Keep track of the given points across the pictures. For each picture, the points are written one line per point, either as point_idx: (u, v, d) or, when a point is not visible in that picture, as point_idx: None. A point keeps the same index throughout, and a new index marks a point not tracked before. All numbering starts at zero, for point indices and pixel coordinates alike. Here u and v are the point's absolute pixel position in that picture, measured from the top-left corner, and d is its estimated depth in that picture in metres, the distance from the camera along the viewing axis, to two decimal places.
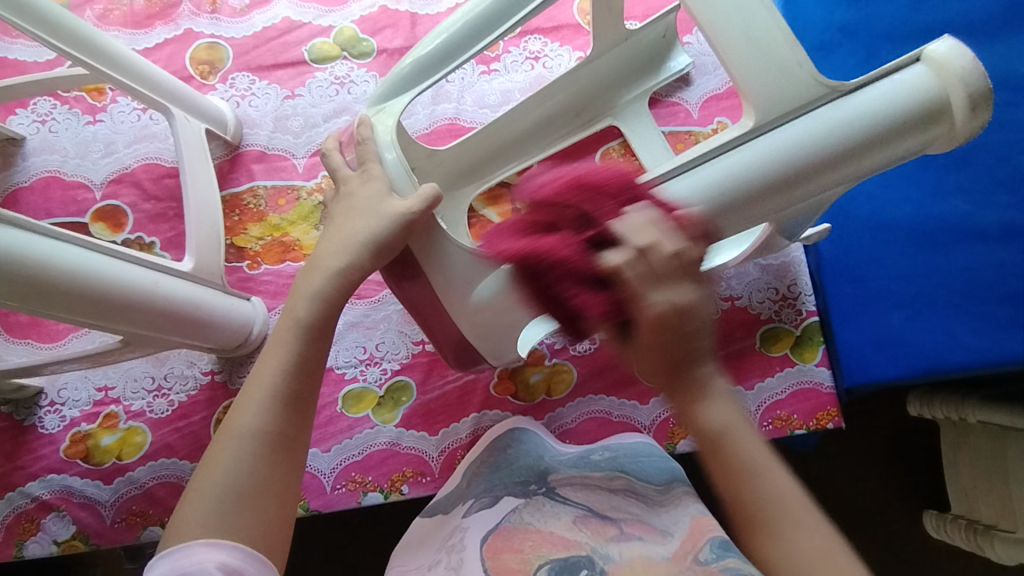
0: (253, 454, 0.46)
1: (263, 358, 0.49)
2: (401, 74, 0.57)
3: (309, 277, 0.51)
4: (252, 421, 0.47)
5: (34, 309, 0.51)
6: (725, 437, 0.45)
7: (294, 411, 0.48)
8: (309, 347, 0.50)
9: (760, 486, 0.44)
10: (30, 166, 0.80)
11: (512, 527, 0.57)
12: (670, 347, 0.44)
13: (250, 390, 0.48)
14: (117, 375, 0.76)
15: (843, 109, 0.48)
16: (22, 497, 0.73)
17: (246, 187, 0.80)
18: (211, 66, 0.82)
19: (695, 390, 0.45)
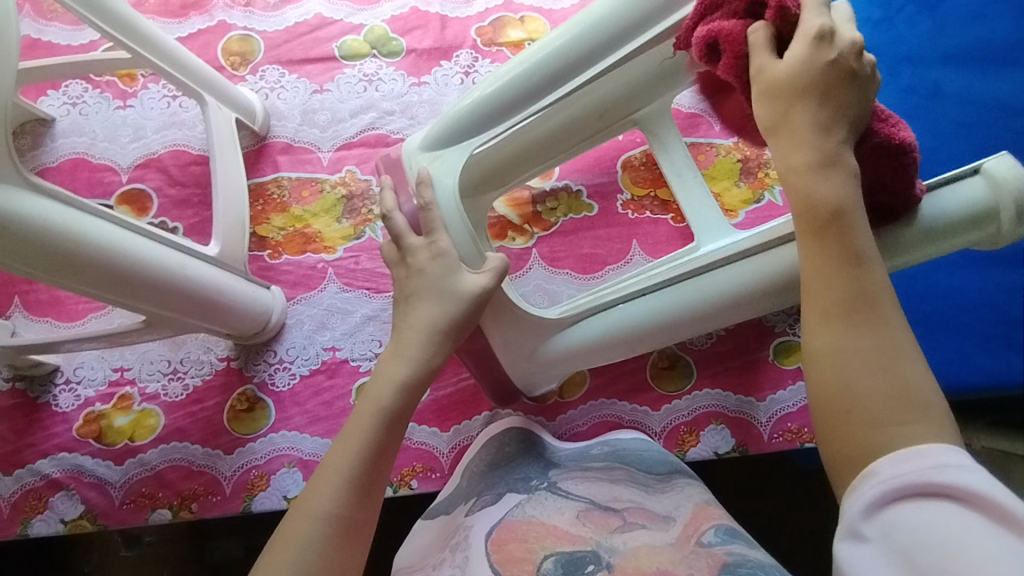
0: (325, 535, 0.47)
1: (343, 437, 0.52)
2: (447, 126, 0.60)
3: (391, 364, 0.54)
4: (328, 504, 0.48)
5: (64, 282, 0.52)
6: (841, 216, 0.40)
7: (364, 498, 0.49)
8: (386, 432, 0.52)
9: (855, 273, 0.39)
10: (58, 147, 0.81)
11: (517, 520, 0.56)
12: (817, 87, 0.42)
13: (329, 468, 0.50)
14: (133, 356, 0.77)
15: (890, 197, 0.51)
16: (32, 474, 0.74)
17: (270, 178, 0.81)
18: (243, 58, 0.84)
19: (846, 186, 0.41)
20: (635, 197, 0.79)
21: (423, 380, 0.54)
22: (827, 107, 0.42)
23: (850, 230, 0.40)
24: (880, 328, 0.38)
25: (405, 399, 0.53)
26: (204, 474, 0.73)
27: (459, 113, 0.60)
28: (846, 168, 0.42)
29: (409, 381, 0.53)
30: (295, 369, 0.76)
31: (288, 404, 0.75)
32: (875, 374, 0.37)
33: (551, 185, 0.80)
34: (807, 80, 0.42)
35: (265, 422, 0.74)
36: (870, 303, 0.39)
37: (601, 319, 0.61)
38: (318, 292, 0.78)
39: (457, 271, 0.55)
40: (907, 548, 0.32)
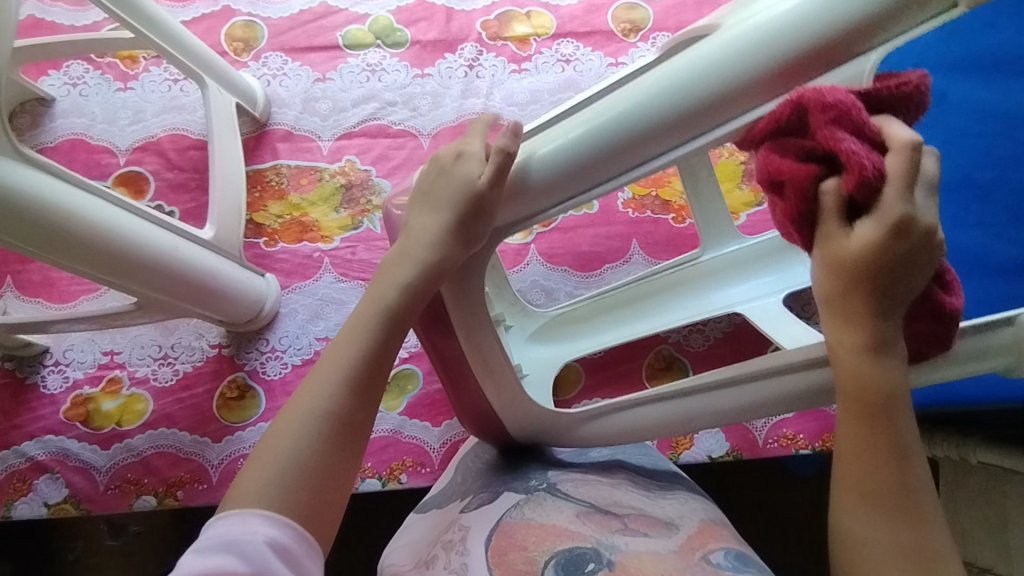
0: (319, 434, 0.42)
1: (340, 340, 0.45)
2: (557, 157, 0.41)
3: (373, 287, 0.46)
4: (324, 399, 0.43)
5: (55, 259, 0.51)
6: (894, 402, 0.40)
7: (363, 397, 0.44)
8: (385, 335, 0.45)
9: (894, 454, 0.39)
10: (57, 127, 0.80)
11: (514, 522, 0.53)
12: (881, 275, 0.37)
13: (322, 366, 0.44)
14: (124, 340, 0.76)
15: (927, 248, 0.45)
16: (16, 456, 0.73)
17: (269, 165, 0.80)
18: (246, 44, 0.83)
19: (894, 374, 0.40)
20: (636, 195, 0.79)
21: (431, 285, 0.46)
22: (879, 298, 0.38)
23: (894, 415, 0.39)
24: (912, 512, 0.38)
25: (406, 299, 0.46)
26: (191, 462, 0.72)
27: (576, 136, 0.40)
28: (898, 355, 0.40)
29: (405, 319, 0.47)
30: (287, 357, 0.75)
31: (279, 393, 0.74)
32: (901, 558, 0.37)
33: None
34: (880, 276, 0.37)
35: (255, 411, 0.73)
36: (912, 496, 0.39)
37: (625, 416, 0.55)
38: (313, 281, 0.77)
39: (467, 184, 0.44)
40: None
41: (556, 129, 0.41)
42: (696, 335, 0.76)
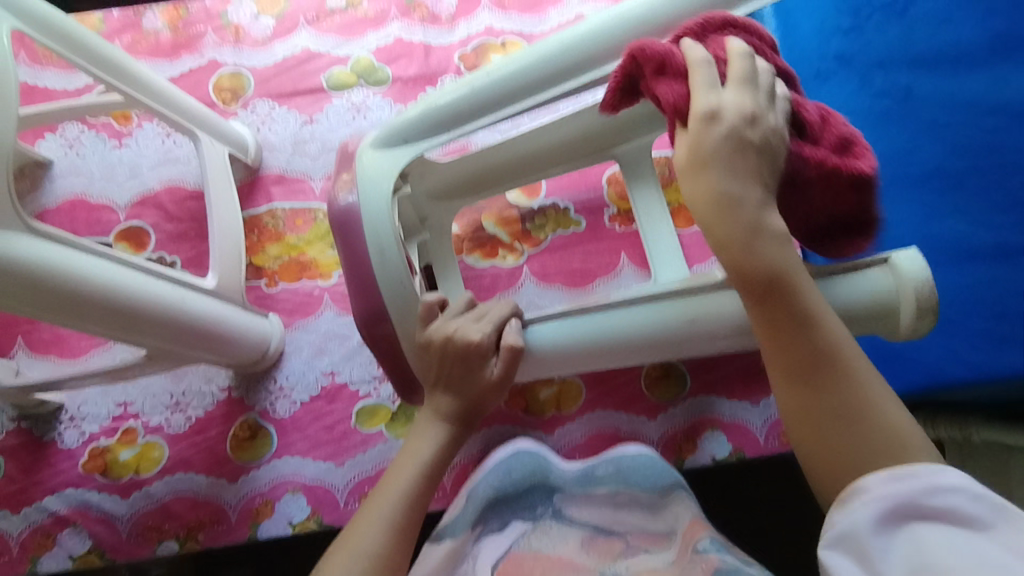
0: (363, 574, 0.48)
1: (382, 488, 0.53)
2: (567, 344, 0.55)
3: (416, 442, 0.55)
4: (369, 542, 0.49)
5: (68, 321, 0.53)
6: (780, 281, 0.42)
7: (401, 537, 0.50)
8: (422, 485, 0.53)
9: (830, 375, 0.40)
10: (57, 189, 0.83)
11: (523, 551, 0.61)
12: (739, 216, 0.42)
13: (365, 516, 0.51)
14: (136, 390, 0.78)
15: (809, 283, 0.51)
16: (39, 512, 0.74)
17: (264, 209, 0.82)
18: (233, 93, 0.86)
19: (774, 284, 0.41)
20: (621, 210, 0.81)
21: (452, 445, 0.56)
22: (737, 173, 0.42)
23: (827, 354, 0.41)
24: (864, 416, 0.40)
25: (440, 453, 0.55)
26: (209, 504, 0.74)
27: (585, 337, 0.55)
28: (781, 236, 0.42)
29: (445, 438, 0.55)
30: (295, 395, 0.77)
31: (290, 430, 0.76)
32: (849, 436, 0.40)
33: (539, 203, 0.83)
34: (753, 256, 0.41)
35: (268, 449, 0.75)
36: (843, 404, 0.40)
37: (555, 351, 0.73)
38: (315, 317, 0.79)
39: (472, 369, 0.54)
40: (921, 564, 0.35)
41: (563, 326, 0.55)
42: None
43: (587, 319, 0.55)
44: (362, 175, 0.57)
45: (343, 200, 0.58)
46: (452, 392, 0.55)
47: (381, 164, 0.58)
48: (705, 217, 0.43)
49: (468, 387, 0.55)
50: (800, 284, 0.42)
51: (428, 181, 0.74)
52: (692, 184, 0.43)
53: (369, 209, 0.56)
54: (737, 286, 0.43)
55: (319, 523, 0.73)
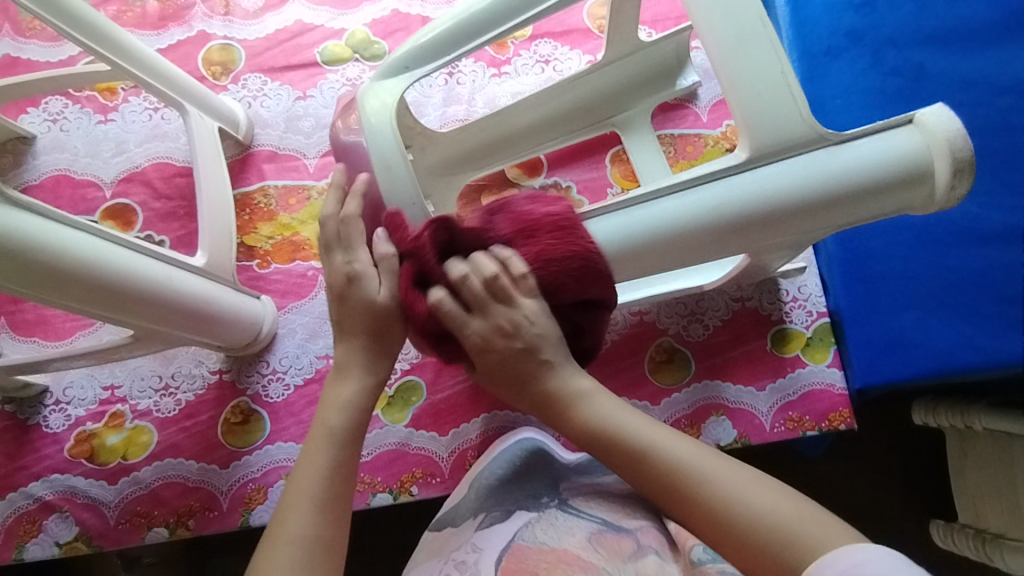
0: (298, 560, 0.42)
1: (297, 471, 0.46)
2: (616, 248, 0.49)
3: (330, 403, 0.49)
4: (301, 525, 0.43)
5: (47, 297, 0.50)
6: (604, 437, 0.46)
7: (332, 510, 0.45)
8: (345, 452, 0.47)
9: (685, 491, 0.42)
10: (40, 165, 0.80)
11: (527, 545, 0.55)
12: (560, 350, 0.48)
13: (292, 495, 0.45)
14: (124, 373, 0.76)
15: (841, 154, 0.46)
16: (25, 498, 0.72)
17: (256, 186, 0.80)
18: (224, 67, 0.83)
19: (569, 399, 0.47)
20: (625, 190, 0.79)
21: (369, 395, 0.50)
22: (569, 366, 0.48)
23: (684, 478, 0.42)
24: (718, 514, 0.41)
25: (354, 419, 0.49)
26: (200, 490, 0.72)
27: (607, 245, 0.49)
28: (581, 405, 0.47)
29: (362, 397, 0.50)
30: (288, 378, 0.75)
31: (283, 414, 0.74)
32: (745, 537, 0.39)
33: (540, 182, 0.80)
34: (570, 423, 0.47)
35: (261, 434, 0.73)
36: (680, 493, 0.42)
37: None
38: (309, 299, 0.77)
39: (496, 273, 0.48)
40: None
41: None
42: (695, 324, 0.77)
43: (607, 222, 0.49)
44: (368, 116, 0.52)
45: (348, 139, 0.55)
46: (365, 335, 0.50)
47: (384, 96, 0.53)
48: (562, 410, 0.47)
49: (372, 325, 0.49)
50: (647, 441, 0.44)
51: (431, 154, 0.70)
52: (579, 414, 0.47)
53: (374, 142, 0.51)
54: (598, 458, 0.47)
55: None
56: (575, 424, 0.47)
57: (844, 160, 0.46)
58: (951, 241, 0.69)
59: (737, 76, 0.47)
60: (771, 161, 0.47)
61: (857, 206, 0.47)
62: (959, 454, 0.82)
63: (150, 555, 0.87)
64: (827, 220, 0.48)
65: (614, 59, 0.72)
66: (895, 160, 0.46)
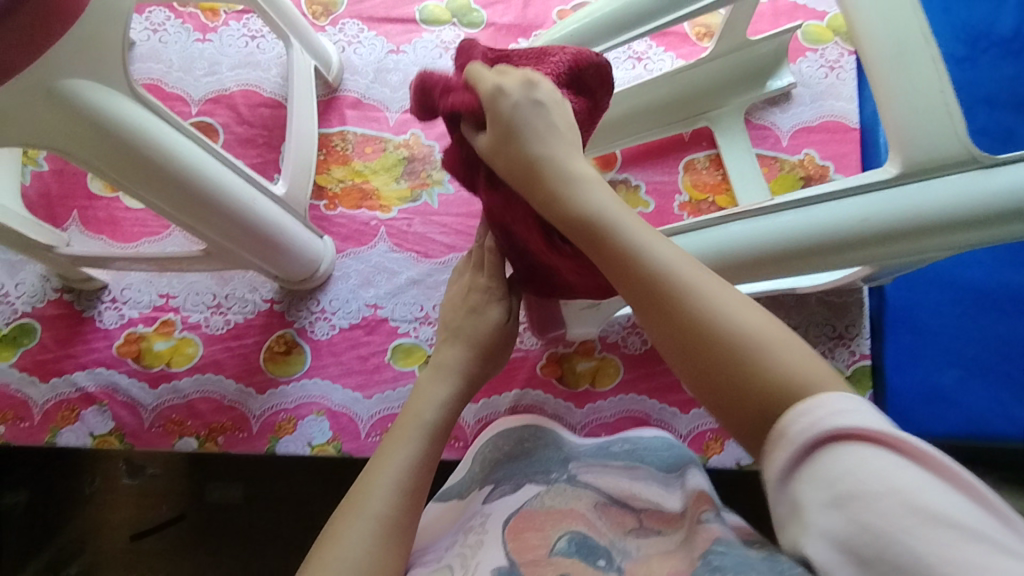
0: (371, 538, 0.43)
1: (386, 451, 0.49)
2: (757, 246, 0.52)
3: (427, 390, 0.54)
4: (380, 505, 0.45)
5: (145, 195, 0.53)
6: (597, 221, 0.41)
7: (413, 499, 0.46)
8: (431, 444, 0.50)
9: (713, 342, 0.35)
10: (134, 71, 0.82)
11: (535, 509, 0.56)
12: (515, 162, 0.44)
13: (374, 476, 0.47)
14: (180, 285, 0.78)
15: (984, 179, 0.49)
16: (67, 385, 0.75)
17: (336, 130, 0.81)
18: (325, 8, 0.85)
19: (560, 179, 0.43)
20: (692, 199, 0.80)
21: (458, 403, 0.55)
22: (547, 141, 0.44)
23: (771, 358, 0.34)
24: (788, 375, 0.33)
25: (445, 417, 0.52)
26: (233, 409, 0.74)
27: (753, 239, 0.52)
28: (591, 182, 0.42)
29: (450, 398, 0.54)
30: (335, 320, 0.77)
31: (325, 353, 0.76)
32: (716, 368, 0.35)
33: (611, 175, 0.81)
34: (568, 192, 0.42)
35: (300, 367, 0.75)
36: (663, 298, 0.37)
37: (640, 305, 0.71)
38: (367, 248, 0.79)
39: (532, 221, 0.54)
40: (844, 495, 0.29)
41: (708, 236, 0.53)
42: None
43: (747, 225, 0.53)
44: None
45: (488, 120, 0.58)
46: (460, 344, 0.57)
47: None
48: (522, 145, 0.43)
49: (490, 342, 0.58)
50: (597, 207, 0.41)
51: None
52: (568, 197, 0.42)
53: None
54: (551, 213, 0.43)
55: (337, 449, 0.73)
56: (566, 209, 0.42)
57: (996, 182, 0.49)
58: (1008, 309, 0.74)
59: (889, 89, 0.52)
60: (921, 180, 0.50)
61: (989, 229, 0.49)
62: None
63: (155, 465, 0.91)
64: (929, 244, 0.50)
65: (723, 53, 0.76)
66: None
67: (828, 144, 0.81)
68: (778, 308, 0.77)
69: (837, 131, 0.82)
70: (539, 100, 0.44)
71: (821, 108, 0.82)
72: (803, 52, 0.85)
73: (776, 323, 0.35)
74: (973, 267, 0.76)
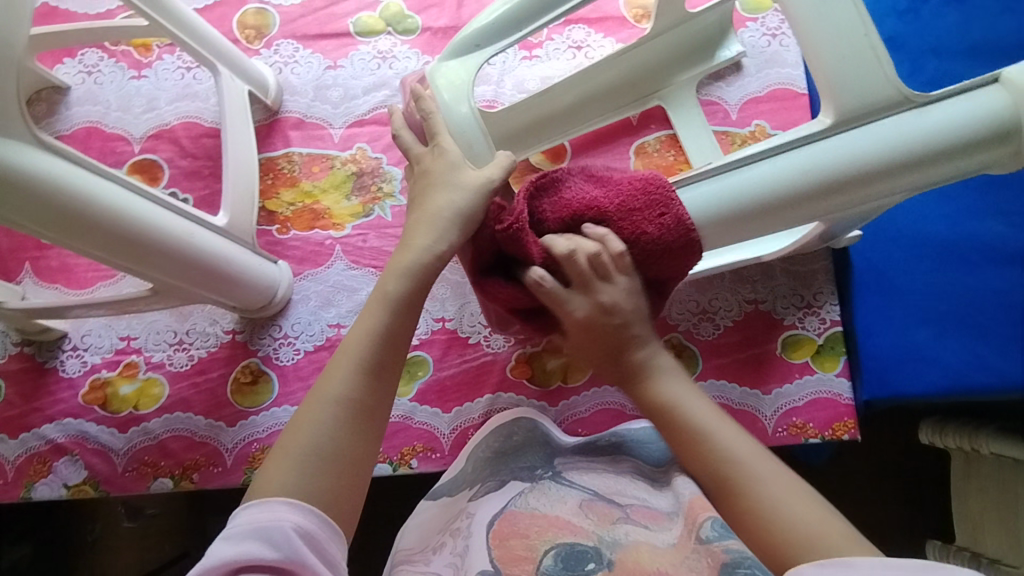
0: (335, 418, 0.46)
1: (354, 329, 0.50)
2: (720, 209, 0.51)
3: (402, 255, 0.52)
4: (340, 387, 0.47)
5: (71, 244, 0.52)
6: (665, 411, 0.53)
7: (374, 381, 0.48)
8: (397, 328, 0.50)
9: (739, 482, 0.48)
10: (72, 115, 0.81)
11: (519, 512, 0.56)
12: (607, 347, 0.55)
13: (343, 353, 0.49)
14: (140, 326, 0.77)
15: (918, 120, 0.48)
16: (37, 438, 0.74)
17: (281, 152, 0.80)
18: (258, 31, 0.84)
19: (641, 373, 0.55)
20: None
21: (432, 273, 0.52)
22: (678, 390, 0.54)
23: (813, 510, 0.45)
24: (834, 532, 0.44)
25: (411, 285, 0.51)
26: (206, 445, 0.73)
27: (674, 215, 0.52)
28: (652, 378, 0.55)
29: (417, 269, 0.51)
30: (299, 344, 0.76)
31: (292, 378, 0.75)
32: (759, 487, 0.47)
33: (563, 168, 0.80)
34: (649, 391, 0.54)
35: (268, 396, 0.74)
36: (727, 485, 0.49)
37: None
38: (325, 268, 0.78)
39: (460, 167, 0.53)
40: None
41: None
42: (706, 323, 0.77)
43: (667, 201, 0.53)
44: (442, 92, 0.56)
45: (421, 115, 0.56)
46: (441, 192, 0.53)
47: (455, 72, 0.57)
48: (642, 387, 0.55)
49: (469, 198, 0.52)
50: (734, 467, 0.49)
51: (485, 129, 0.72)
52: (650, 389, 0.54)
53: (453, 119, 0.55)
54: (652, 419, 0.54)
55: None
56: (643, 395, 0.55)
57: (935, 119, 0.48)
58: (977, 260, 0.72)
59: (816, 41, 0.50)
60: (851, 127, 0.49)
61: (923, 171, 0.49)
62: (962, 476, 0.81)
63: (152, 505, 0.90)
64: (869, 192, 0.50)
65: (663, 30, 0.75)
66: (979, 119, 0.47)
67: (778, 113, 0.80)
68: (743, 284, 0.77)
69: (785, 99, 0.81)
70: (614, 323, 0.54)
71: (768, 77, 0.81)
72: (743, 22, 0.84)
73: (821, 515, 0.45)
74: (938, 223, 0.74)
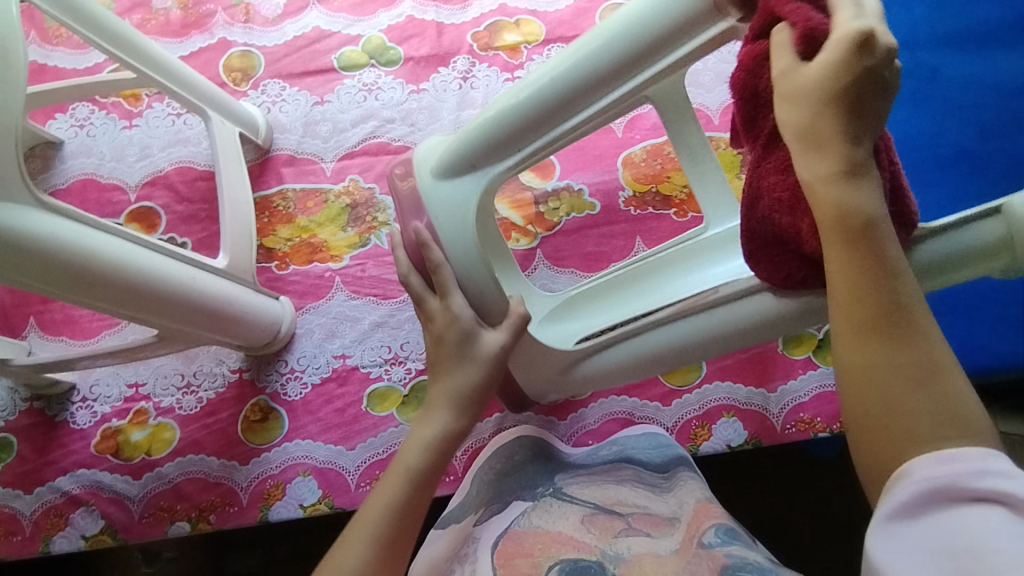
0: None
1: (373, 499, 0.54)
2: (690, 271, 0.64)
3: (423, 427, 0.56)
4: (355, 563, 0.51)
5: (77, 299, 0.53)
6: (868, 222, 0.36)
7: (390, 551, 0.51)
8: (412, 492, 0.54)
9: (903, 329, 0.35)
10: (67, 169, 0.82)
11: (522, 531, 0.57)
12: (854, 98, 0.37)
13: (358, 527, 0.53)
14: (147, 372, 0.78)
15: None
16: (52, 491, 0.74)
17: (275, 190, 0.82)
18: (244, 73, 0.86)
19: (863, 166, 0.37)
20: (636, 193, 0.80)
21: (452, 441, 0.56)
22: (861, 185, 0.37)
23: (948, 382, 0.34)
24: (952, 408, 0.33)
25: (431, 459, 0.55)
26: (220, 485, 0.74)
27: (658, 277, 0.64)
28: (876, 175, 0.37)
29: (436, 442, 0.56)
30: (306, 377, 0.76)
31: (301, 413, 0.75)
32: (902, 348, 0.34)
33: (554, 185, 0.82)
34: (844, 192, 0.37)
35: (279, 432, 0.75)
36: (892, 314, 0.35)
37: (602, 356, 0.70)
38: (326, 300, 0.79)
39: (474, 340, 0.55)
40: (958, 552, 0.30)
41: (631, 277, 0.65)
42: None
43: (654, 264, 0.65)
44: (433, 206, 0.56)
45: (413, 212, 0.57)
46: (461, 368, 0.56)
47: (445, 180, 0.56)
48: (823, 161, 0.38)
49: (485, 374, 0.56)
50: (909, 299, 0.35)
51: None
52: (823, 168, 0.38)
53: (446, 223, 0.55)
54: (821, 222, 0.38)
55: (329, 506, 0.72)
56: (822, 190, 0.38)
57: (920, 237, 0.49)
58: None
59: None
60: None
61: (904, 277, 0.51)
62: None
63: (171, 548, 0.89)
64: None
65: None
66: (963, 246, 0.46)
67: None
68: None
69: None
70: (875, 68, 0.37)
71: None
72: None
73: (946, 402, 0.34)
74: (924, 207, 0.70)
